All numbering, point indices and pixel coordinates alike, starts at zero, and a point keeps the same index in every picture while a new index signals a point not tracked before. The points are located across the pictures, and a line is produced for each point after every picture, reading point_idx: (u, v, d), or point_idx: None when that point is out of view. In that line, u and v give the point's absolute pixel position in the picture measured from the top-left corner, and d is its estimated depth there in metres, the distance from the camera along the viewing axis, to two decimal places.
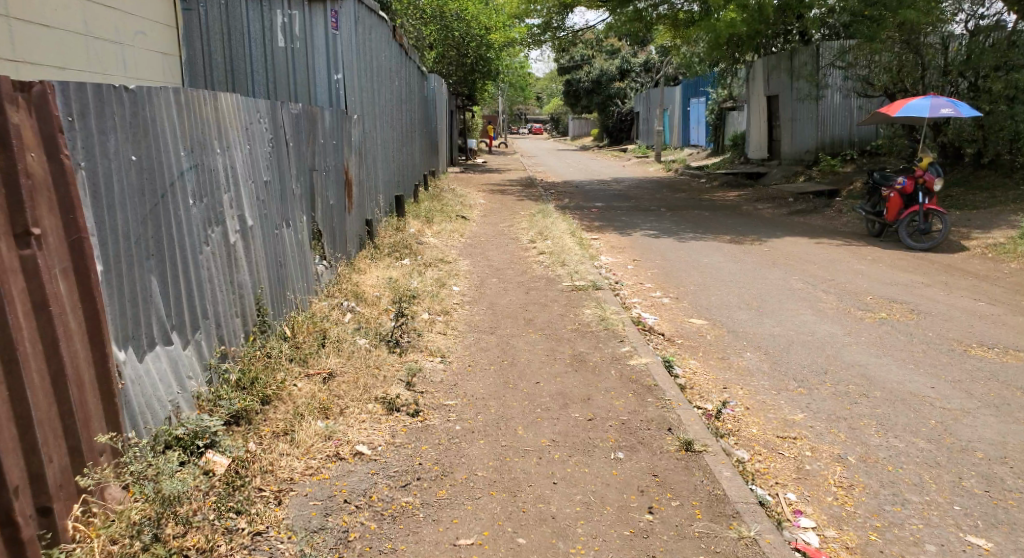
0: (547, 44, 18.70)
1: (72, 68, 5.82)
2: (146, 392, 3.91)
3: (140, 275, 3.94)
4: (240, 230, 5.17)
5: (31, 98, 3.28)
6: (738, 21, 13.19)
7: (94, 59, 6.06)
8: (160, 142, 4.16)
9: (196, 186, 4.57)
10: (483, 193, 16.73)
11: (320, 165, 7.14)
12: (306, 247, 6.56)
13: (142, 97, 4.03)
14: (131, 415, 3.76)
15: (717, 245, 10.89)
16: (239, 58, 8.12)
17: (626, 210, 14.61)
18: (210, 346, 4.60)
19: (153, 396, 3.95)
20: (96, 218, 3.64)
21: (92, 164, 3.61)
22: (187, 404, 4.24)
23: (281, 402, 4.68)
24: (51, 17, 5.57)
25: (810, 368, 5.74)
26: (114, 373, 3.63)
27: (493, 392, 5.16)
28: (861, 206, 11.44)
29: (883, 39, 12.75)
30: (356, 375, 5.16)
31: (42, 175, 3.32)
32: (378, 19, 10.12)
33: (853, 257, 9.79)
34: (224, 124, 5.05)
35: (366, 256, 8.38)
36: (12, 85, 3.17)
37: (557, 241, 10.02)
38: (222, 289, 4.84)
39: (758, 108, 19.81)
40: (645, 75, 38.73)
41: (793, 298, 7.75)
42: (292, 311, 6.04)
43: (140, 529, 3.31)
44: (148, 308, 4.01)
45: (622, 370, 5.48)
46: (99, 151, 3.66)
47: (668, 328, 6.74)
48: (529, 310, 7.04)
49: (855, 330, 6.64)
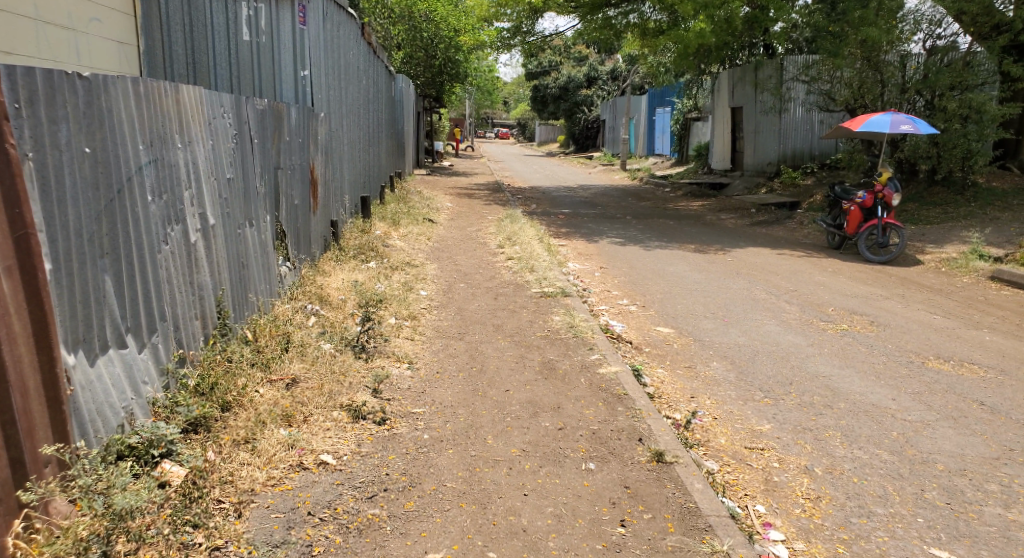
0: (517, 48, 18.72)
1: (20, 52, 5.55)
2: (97, 399, 3.79)
3: (92, 275, 3.82)
4: (200, 229, 5.05)
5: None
6: (708, 32, 13.18)
7: (43, 47, 5.79)
8: (116, 136, 4.04)
9: (155, 181, 4.45)
10: (450, 196, 16.66)
11: (285, 163, 7.02)
12: (270, 248, 6.43)
13: (97, 88, 3.91)
14: (79, 423, 3.64)
15: (683, 254, 10.96)
16: (202, 51, 7.54)
17: (593, 217, 14.63)
18: (168, 349, 4.48)
19: (105, 403, 3.83)
20: (43, 213, 3.52)
21: (40, 156, 3.49)
22: (141, 411, 4.11)
23: (242, 409, 4.56)
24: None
25: (776, 379, 5.77)
26: (62, 379, 3.50)
27: (462, 400, 5.09)
28: (822, 219, 11.61)
29: (846, 54, 12.83)
30: (320, 382, 5.07)
31: None
32: (347, 16, 10.03)
33: (815, 269, 9.91)
34: (187, 117, 4.92)
35: (331, 257, 8.25)
36: None
37: (525, 246, 9.99)
38: (181, 290, 4.71)
39: (722, 119, 20.04)
40: (612, 83, 39.14)
41: (757, 308, 7.81)
42: (254, 313, 5.91)
43: (87, 547, 3.22)
44: (101, 310, 3.88)
45: (592, 379, 5.45)
46: (49, 142, 3.54)
47: (635, 336, 6.74)
48: (498, 316, 6.99)
49: (818, 341, 6.70)
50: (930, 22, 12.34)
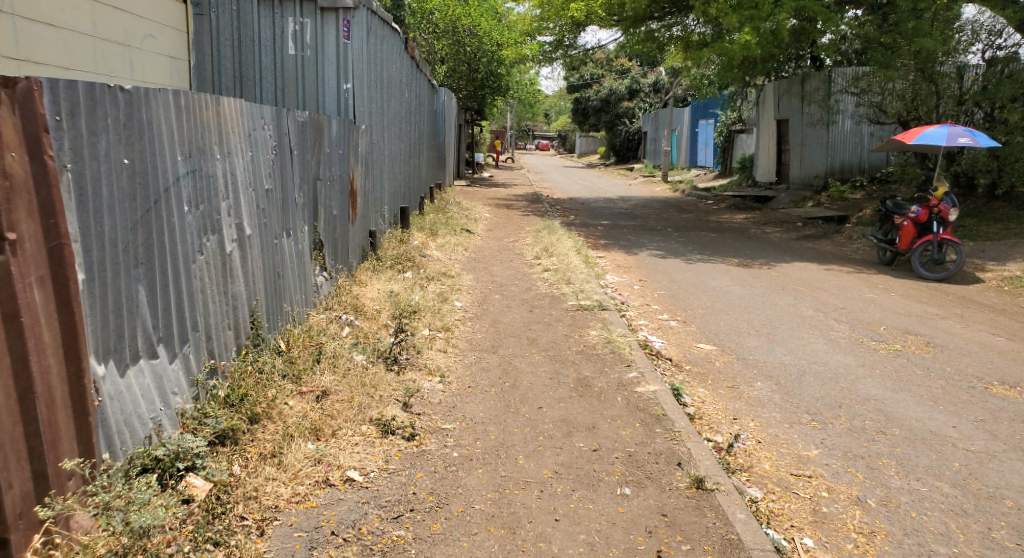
0: (558, 62, 18.60)
1: (77, 68, 5.58)
2: (126, 409, 3.54)
3: (126, 285, 3.54)
4: (237, 239, 4.74)
5: (15, 95, 2.90)
6: (753, 45, 12.73)
7: (99, 61, 5.79)
8: (155, 147, 3.74)
9: (193, 192, 4.15)
10: (489, 207, 16.54)
11: (325, 175, 6.75)
12: (307, 258, 6.18)
13: (138, 98, 3.62)
14: (106, 435, 3.40)
15: (726, 268, 10.67)
16: (249, 64, 7.67)
17: (633, 229, 14.38)
18: (199, 360, 4.21)
19: (133, 414, 3.58)
20: (79, 223, 3.24)
21: (79, 166, 3.23)
22: (170, 422, 3.87)
23: (271, 422, 4.29)
24: (59, 19, 5.36)
25: (824, 401, 5.49)
26: (89, 389, 3.27)
27: (493, 416, 4.89)
28: (873, 234, 11.26)
29: (899, 66, 12.57)
30: (350, 394, 4.81)
31: (23, 177, 2.95)
32: (391, 29, 9.82)
33: (866, 285, 9.56)
34: (227, 128, 4.60)
35: (368, 267, 8.11)
36: None
37: (562, 258, 9.81)
38: (216, 300, 4.43)
39: (768, 132, 19.68)
40: (655, 96, 38.91)
41: (803, 326, 7.50)
42: (288, 323, 5.67)
43: None
44: (134, 320, 3.61)
45: (629, 398, 5.22)
46: (88, 154, 3.28)
47: (676, 353, 6.48)
48: (533, 329, 6.79)
49: (870, 362, 6.39)
50: (989, 32, 11.99)
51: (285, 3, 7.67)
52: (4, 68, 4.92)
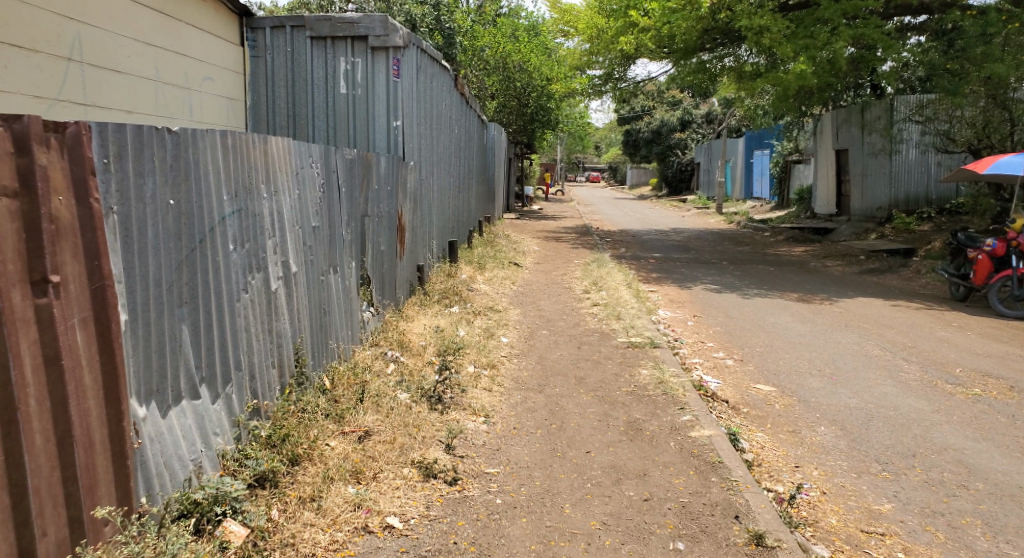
0: (608, 95, 18.50)
1: (139, 112, 5.49)
2: (166, 450, 3.41)
3: (169, 325, 3.45)
4: (283, 276, 4.65)
5: (64, 139, 2.87)
6: (809, 75, 12.36)
7: (161, 104, 5.71)
8: (202, 187, 3.68)
9: (238, 231, 4.08)
10: (539, 240, 16.39)
11: (372, 211, 6.68)
12: (353, 294, 6.07)
13: (185, 139, 3.57)
14: (145, 477, 3.26)
15: (784, 303, 10.32)
16: (303, 103, 7.57)
17: (687, 262, 14.08)
18: (241, 400, 4.07)
19: (174, 455, 3.45)
20: (124, 264, 3.16)
21: (126, 209, 3.16)
22: (210, 464, 3.72)
23: (311, 463, 4.13)
24: (123, 64, 5.28)
25: (895, 450, 5.19)
26: (129, 430, 3.15)
27: (539, 461, 4.69)
28: (944, 268, 10.84)
29: (968, 94, 12.12)
30: (393, 434, 4.64)
31: (71, 220, 2.89)
32: (439, 67, 9.79)
33: (936, 323, 9.13)
34: (274, 168, 4.55)
35: (415, 302, 8.01)
36: (43, 125, 2.77)
37: (613, 292, 9.59)
38: (260, 338, 4.31)
39: (826, 162, 19.22)
40: (708, 127, 38.57)
41: (869, 366, 7.13)
42: (334, 361, 5.51)
43: None
44: (176, 360, 3.51)
45: (682, 443, 4.98)
46: (134, 196, 3.21)
47: (732, 395, 6.20)
48: (582, 367, 6.59)
49: (944, 407, 6.03)
50: None
51: (337, 43, 7.49)
52: (68, 113, 4.84)
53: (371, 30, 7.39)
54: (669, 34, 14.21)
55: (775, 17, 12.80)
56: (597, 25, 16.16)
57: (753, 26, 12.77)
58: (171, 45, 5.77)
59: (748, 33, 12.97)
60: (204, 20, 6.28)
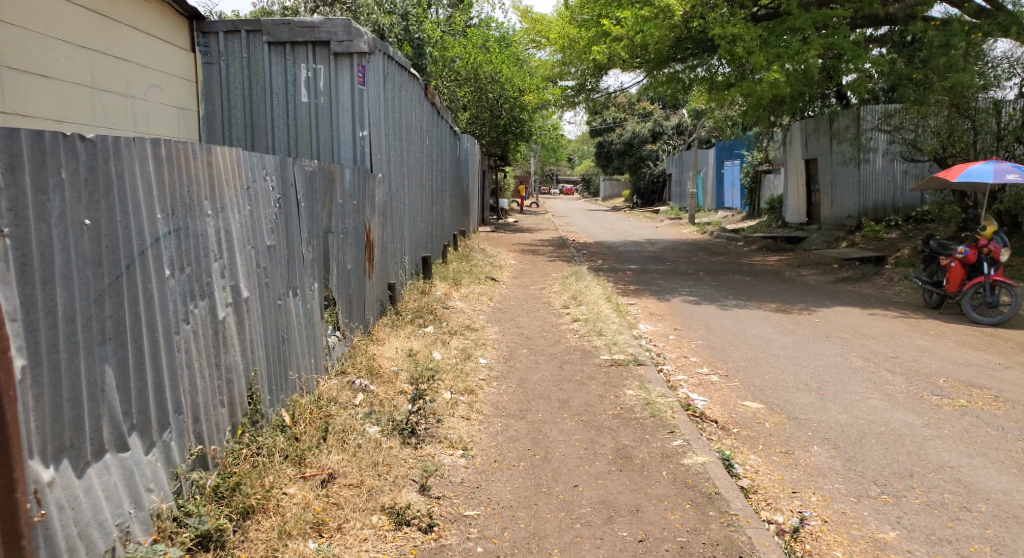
0: (581, 106, 18.30)
1: (72, 121, 5.16)
2: (82, 517, 2.99)
3: (87, 366, 3.06)
4: (232, 303, 4.27)
5: None
6: (782, 83, 12.19)
7: (98, 114, 5.39)
8: (128, 205, 3.31)
9: (176, 254, 3.69)
10: (515, 253, 16.09)
11: (337, 227, 6.31)
12: (316, 318, 5.68)
13: (104, 149, 3.19)
14: (52, 554, 2.83)
15: (764, 314, 10.08)
16: (260, 112, 7.24)
17: (663, 274, 13.82)
18: (183, 446, 3.67)
19: (93, 521, 3.03)
20: (21, 298, 2.78)
21: (21, 230, 2.80)
22: (141, 527, 3.29)
23: (266, 515, 3.75)
24: (51, 69, 4.95)
25: (892, 470, 4.90)
26: (24, 504, 2.71)
27: (523, 499, 4.34)
28: (916, 276, 10.64)
29: (933, 103, 11.93)
30: (360, 476, 4.28)
31: None
32: (409, 76, 9.47)
33: (915, 331, 8.94)
34: (220, 182, 4.18)
35: (387, 323, 7.60)
36: None
37: (592, 307, 9.27)
38: (205, 375, 3.92)
39: (796, 171, 19.13)
40: (678, 138, 38.63)
41: (855, 379, 6.88)
42: (295, 394, 5.11)
43: None
44: (97, 408, 3.11)
45: (674, 471, 4.67)
46: (33, 215, 2.84)
47: (720, 413, 5.90)
48: (564, 389, 6.26)
49: (935, 421, 5.77)
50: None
51: (297, 48, 7.14)
52: None
53: (334, 34, 7.07)
54: (641, 44, 13.98)
55: (748, 26, 12.60)
56: (569, 35, 16.00)
57: (725, 35, 12.55)
58: (109, 48, 5.44)
59: (721, 42, 12.78)
60: (148, 22, 5.91)
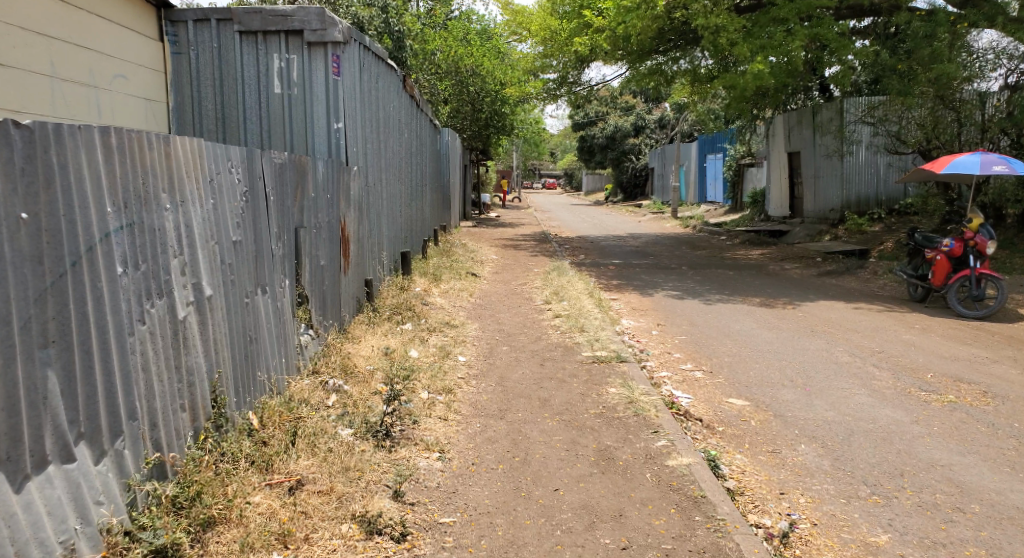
0: (563, 99, 18.14)
1: (30, 111, 4.91)
2: (21, 536, 2.80)
3: (23, 371, 2.87)
4: (194, 302, 4.05)
5: None
6: (766, 74, 12.05)
7: (59, 104, 5.14)
8: (72, 198, 3.10)
9: (130, 250, 3.47)
10: (496, 248, 15.91)
11: (310, 222, 6.09)
12: (287, 317, 5.46)
13: (44, 139, 2.99)
14: None
15: (748, 308, 9.95)
16: (232, 104, 7.00)
17: (646, 268, 13.67)
18: (138, 455, 3.45)
19: (33, 538, 2.84)
20: None
21: None
22: (88, 543, 3.08)
23: (230, 526, 3.56)
24: (9, 56, 4.72)
25: (881, 469, 4.76)
26: None
27: (502, 504, 4.17)
28: (901, 269, 10.55)
29: (918, 94, 11.87)
30: (330, 482, 4.08)
31: None
32: (387, 67, 9.25)
33: (901, 325, 8.84)
34: (179, 174, 3.95)
35: (363, 319, 7.39)
36: None
37: (574, 302, 9.10)
38: (164, 379, 3.70)
39: (778, 165, 19.06)
40: (661, 131, 38.55)
41: (841, 375, 6.75)
42: (265, 396, 4.90)
43: None
44: (37, 416, 2.93)
45: (659, 473, 4.50)
46: None
47: (704, 411, 5.74)
48: (545, 387, 6.08)
49: (924, 417, 5.65)
50: (1011, 57, 11.32)
51: (269, 38, 6.92)
52: None
53: (307, 23, 6.84)
54: (624, 36, 13.83)
55: (732, 16, 12.49)
56: (551, 27, 15.85)
57: (708, 25, 12.44)
58: (70, 36, 5.20)
59: (704, 32, 12.64)
60: (114, 11, 5.68)
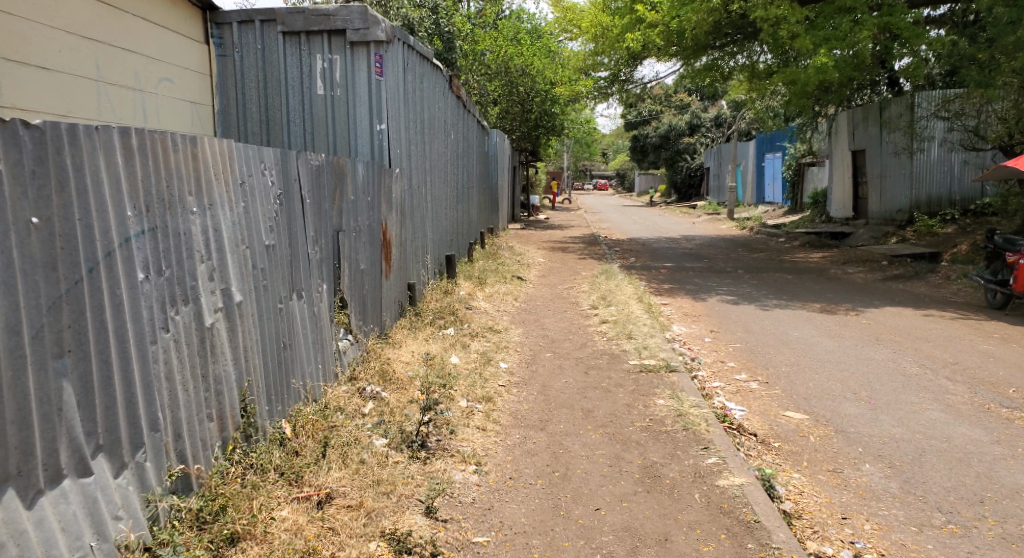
0: (615, 98, 17.77)
1: (76, 115, 4.85)
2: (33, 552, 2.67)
3: (36, 382, 2.74)
4: (222, 308, 3.91)
5: None
6: (830, 68, 11.53)
7: (106, 109, 5.09)
8: (88, 201, 2.97)
9: (153, 255, 3.34)
10: (544, 251, 15.65)
11: (349, 224, 5.95)
12: (325, 322, 5.32)
13: (56, 140, 2.86)
14: None
15: (807, 314, 9.52)
16: (276, 106, 6.91)
17: (699, 272, 13.26)
18: (160, 468, 3.32)
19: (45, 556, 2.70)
20: None
21: None
22: None
23: (253, 543, 3.38)
24: (54, 60, 4.65)
25: (959, 495, 4.39)
26: None
27: (540, 524, 3.93)
28: (977, 275, 9.99)
29: (1001, 86, 11.27)
30: (360, 496, 3.90)
31: None
32: (432, 66, 9.09)
33: (976, 334, 8.33)
34: (207, 177, 3.82)
35: (405, 324, 7.23)
36: None
37: (623, 308, 8.81)
38: (189, 389, 3.56)
39: (841, 163, 18.41)
40: (717, 130, 37.85)
41: (910, 388, 6.34)
42: (299, 403, 4.76)
43: None
44: (51, 428, 2.80)
45: (708, 494, 4.22)
46: None
47: (759, 424, 5.42)
48: (589, 396, 5.83)
49: (1005, 437, 5.23)
50: None
51: (312, 38, 6.78)
52: None
53: (349, 22, 6.66)
54: (678, 30, 13.43)
55: (793, 7, 12.00)
56: (602, 23, 15.41)
57: (768, 17, 11.97)
58: (116, 40, 5.13)
59: (764, 25, 12.20)
60: (159, 13, 5.61)
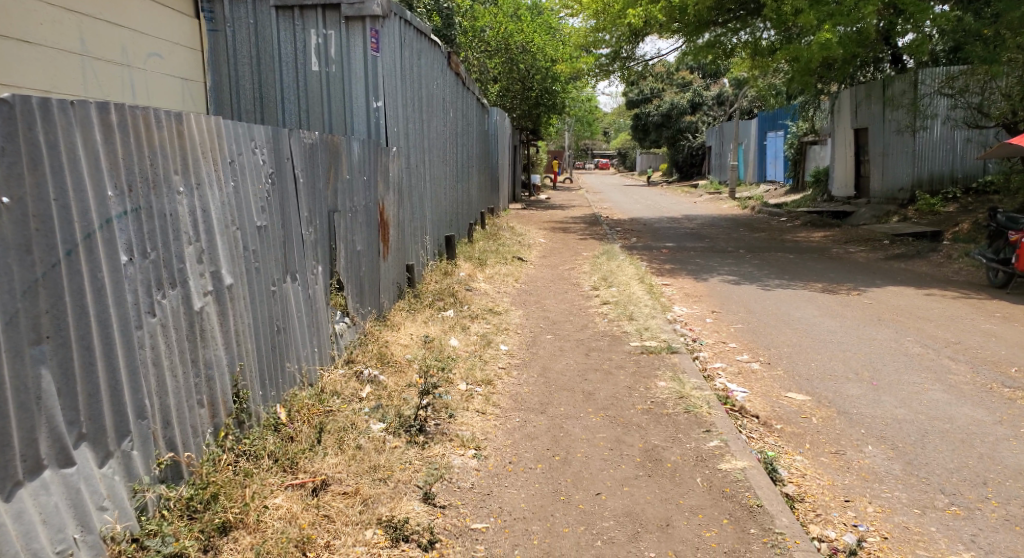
0: (616, 75, 17.55)
1: (61, 91, 4.76)
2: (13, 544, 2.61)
3: (11, 370, 2.67)
4: (212, 292, 3.84)
5: None
6: (834, 44, 11.40)
7: (92, 84, 5.00)
8: (62, 181, 2.88)
9: (137, 237, 3.26)
10: (545, 231, 15.56)
11: (344, 205, 5.85)
12: (320, 305, 5.24)
13: (28, 116, 2.77)
14: None
15: (809, 294, 9.44)
16: (270, 83, 6.82)
17: (700, 252, 13.17)
18: (149, 455, 3.26)
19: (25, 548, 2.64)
20: None
21: None
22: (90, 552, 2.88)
23: (245, 532, 3.32)
24: (36, 34, 4.55)
25: (961, 476, 4.33)
26: None
27: (539, 510, 3.88)
28: (980, 254, 9.87)
29: (1006, 62, 11.11)
30: (356, 483, 3.84)
31: None
32: (430, 43, 8.95)
33: (980, 314, 8.25)
34: (194, 155, 3.72)
35: (404, 307, 7.15)
36: None
37: (624, 289, 8.73)
38: (179, 373, 3.50)
39: (844, 141, 18.24)
40: (719, 108, 37.63)
41: (913, 368, 6.27)
42: (295, 387, 4.70)
43: None
44: (29, 417, 2.73)
45: (710, 479, 4.16)
46: None
47: (761, 406, 5.36)
48: (590, 379, 5.77)
49: (1009, 417, 5.16)
50: None
51: (306, 13, 6.65)
52: None
53: None
54: (680, 6, 13.22)
55: None
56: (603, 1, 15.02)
57: None
58: (101, 13, 5.03)
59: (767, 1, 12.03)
60: None
